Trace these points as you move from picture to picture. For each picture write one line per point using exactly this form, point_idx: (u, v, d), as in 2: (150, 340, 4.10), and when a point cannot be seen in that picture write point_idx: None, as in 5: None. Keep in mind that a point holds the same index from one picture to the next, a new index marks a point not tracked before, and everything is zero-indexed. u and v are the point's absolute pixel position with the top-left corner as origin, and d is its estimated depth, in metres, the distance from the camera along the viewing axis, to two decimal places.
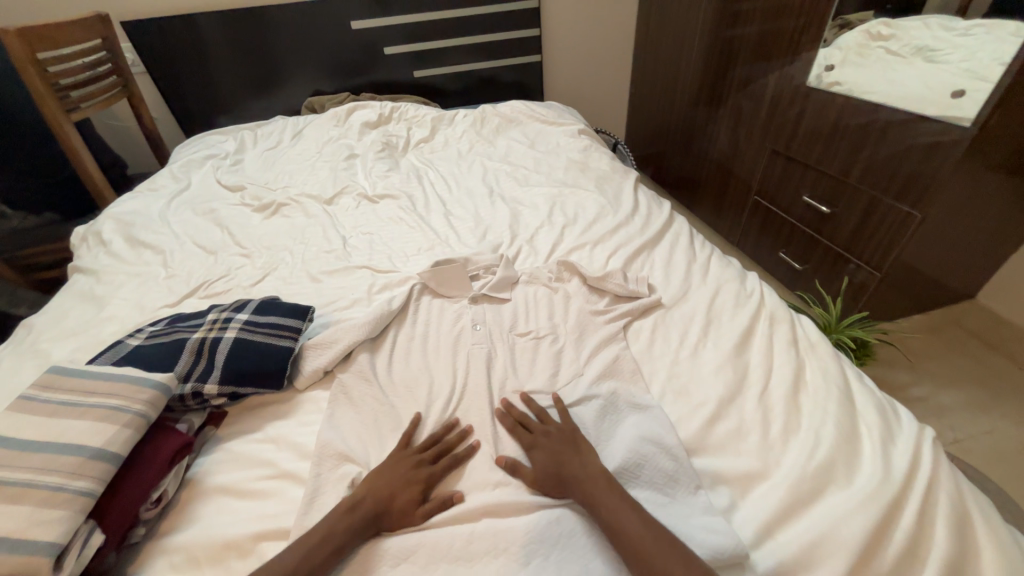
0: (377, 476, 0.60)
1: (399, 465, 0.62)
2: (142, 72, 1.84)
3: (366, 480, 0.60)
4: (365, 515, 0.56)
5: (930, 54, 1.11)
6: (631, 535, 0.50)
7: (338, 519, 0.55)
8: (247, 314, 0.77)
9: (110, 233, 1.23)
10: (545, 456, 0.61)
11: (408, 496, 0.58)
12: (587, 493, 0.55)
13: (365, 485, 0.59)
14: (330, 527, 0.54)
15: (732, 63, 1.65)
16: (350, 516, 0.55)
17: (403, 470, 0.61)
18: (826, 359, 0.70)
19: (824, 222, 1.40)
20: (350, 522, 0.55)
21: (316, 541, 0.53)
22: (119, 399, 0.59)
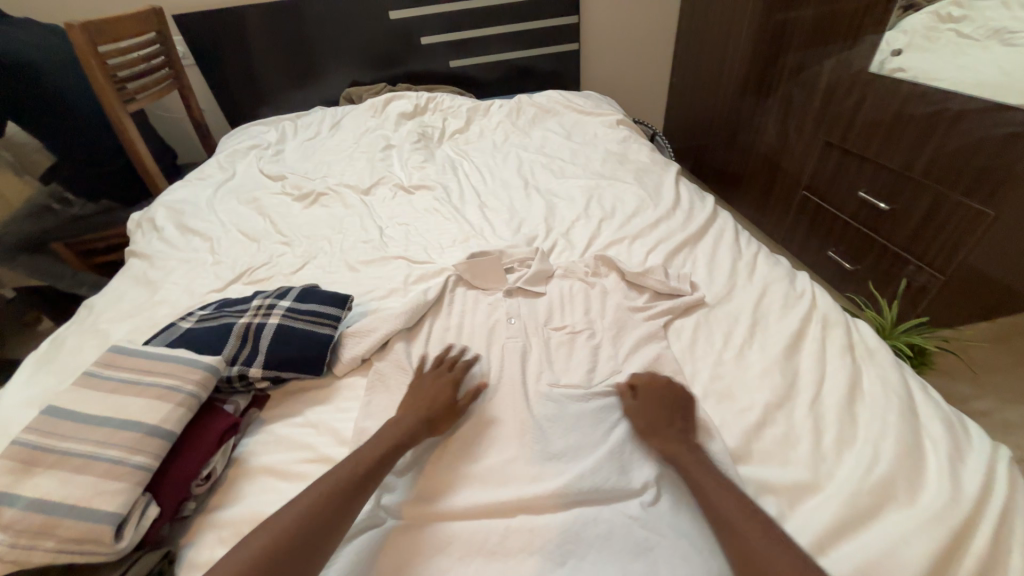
0: (413, 396, 0.68)
1: (429, 385, 0.70)
2: (192, 64, 1.92)
3: (402, 406, 0.67)
4: (418, 423, 0.63)
5: (1009, 35, 1.02)
6: (703, 487, 0.53)
7: (391, 431, 0.62)
8: (289, 301, 0.79)
9: (162, 220, 1.29)
10: (651, 404, 0.64)
11: (446, 407, 0.66)
12: (667, 450, 0.58)
13: (402, 411, 0.66)
14: (389, 434, 0.61)
15: (784, 48, 1.55)
16: (404, 421, 0.63)
17: (433, 385, 0.69)
18: (886, 368, 0.66)
19: (881, 219, 1.31)
20: (403, 426, 0.63)
21: (379, 443, 0.60)
22: (173, 379, 0.61)
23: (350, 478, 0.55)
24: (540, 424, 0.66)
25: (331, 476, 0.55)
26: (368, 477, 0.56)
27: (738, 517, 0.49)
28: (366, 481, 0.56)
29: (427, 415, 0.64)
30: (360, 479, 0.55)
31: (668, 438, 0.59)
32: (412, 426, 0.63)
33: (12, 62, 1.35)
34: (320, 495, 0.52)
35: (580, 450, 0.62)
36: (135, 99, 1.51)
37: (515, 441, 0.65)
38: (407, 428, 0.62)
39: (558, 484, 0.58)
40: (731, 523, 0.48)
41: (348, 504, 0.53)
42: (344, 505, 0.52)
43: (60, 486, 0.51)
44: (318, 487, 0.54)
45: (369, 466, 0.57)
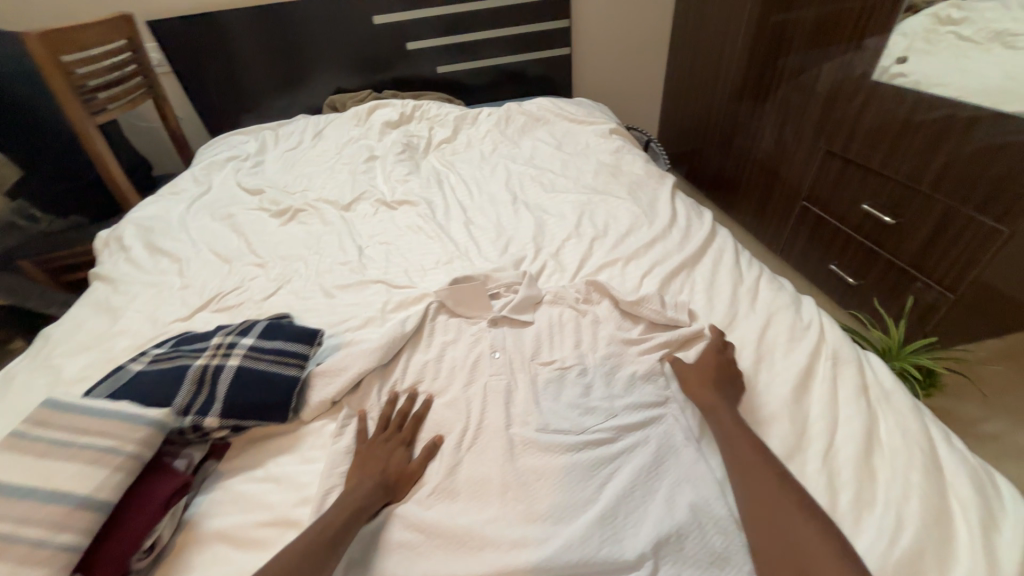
0: (363, 463, 0.63)
1: (379, 447, 0.65)
2: (167, 71, 1.84)
3: (351, 474, 0.61)
4: (375, 490, 0.59)
5: (1009, 38, 0.94)
6: (728, 433, 0.59)
7: (338, 508, 0.56)
8: (252, 339, 0.72)
9: (130, 239, 1.22)
10: (706, 363, 0.68)
11: (399, 471, 0.62)
12: (706, 407, 0.63)
13: (354, 482, 0.60)
14: (339, 509, 0.56)
15: (782, 52, 1.50)
16: (357, 494, 0.58)
17: (383, 445, 0.65)
18: (905, 414, 0.60)
19: (887, 233, 1.26)
20: (355, 499, 0.57)
21: (329, 519, 0.55)
22: (111, 440, 0.54)
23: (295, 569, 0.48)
24: (525, 477, 0.60)
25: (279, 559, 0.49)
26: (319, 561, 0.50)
27: (756, 468, 0.54)
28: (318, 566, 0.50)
29: (384, 481, 0.60)
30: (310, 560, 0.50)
31: (711, 402, 0.63)
32: (363, 499, 0.58)
33: None
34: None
35: (569, 512, 0.56)
36: (105, 110, 1.44)
37: (497, 504, 0.58)
38: (359, 503, 0.57)
39: (540, 553, 0.52)
40: (752, 475, 0.54)
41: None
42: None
43: None
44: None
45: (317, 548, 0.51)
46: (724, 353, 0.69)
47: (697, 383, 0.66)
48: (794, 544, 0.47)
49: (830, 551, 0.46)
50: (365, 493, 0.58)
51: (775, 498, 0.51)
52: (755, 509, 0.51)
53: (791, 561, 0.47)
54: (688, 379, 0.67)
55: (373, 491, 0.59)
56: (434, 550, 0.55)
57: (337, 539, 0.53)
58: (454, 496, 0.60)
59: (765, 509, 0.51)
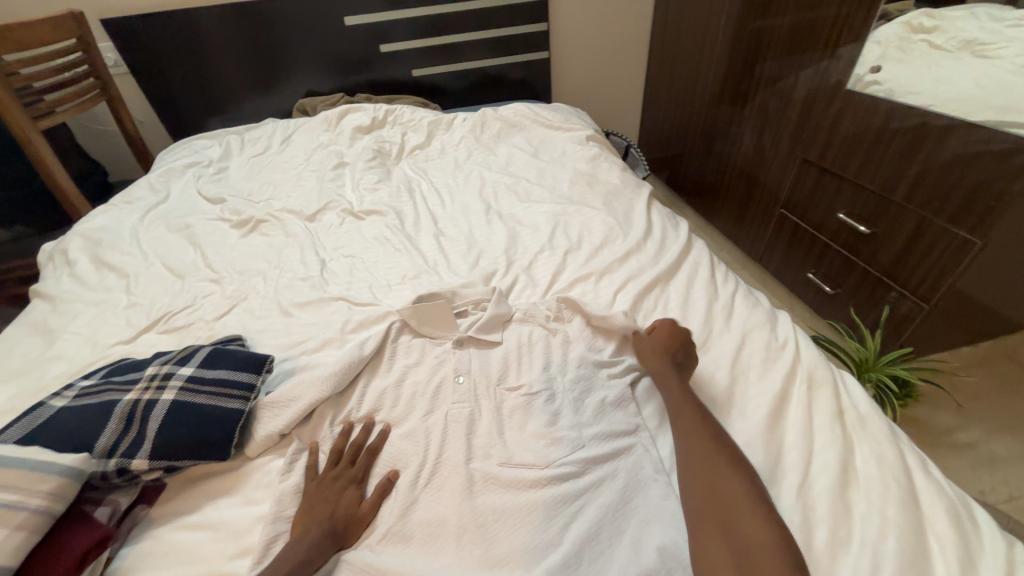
0: (308, 508, 0.57)
1: (328, 488, 0.60)
2: (125, 72, 1.75)
3: (297, 521, 0.56)
4: (322, 539, 0.54)
5: (979, 47, 0.97)
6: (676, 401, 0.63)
7: (278, 563, 0.51)
8: (192, 368, 0.66)
9: (76, 252, 1.14)
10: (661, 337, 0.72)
11: (348, 515, 0.57)
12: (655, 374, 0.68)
13: (299, 532, 0.55)
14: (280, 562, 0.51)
15: (759, 58, 1.49)
16: (301, 544, 0.53)
17: (331, 484, 0.60)
18: (881, 441, 0.58)
19: (862, 241, 1.25)
20: (300, 548, 0.53)
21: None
22: (12, 494, 0.48)
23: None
24: (484, 517, 0.56)
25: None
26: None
27: (695, 429, 0.58)
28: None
29: (333, 523, 0.56)
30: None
31: (674, 396, 0.63)
32: (309, 548, 0.53)
33: None
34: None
35: (531, 557, 0.52)
36: (53, 114, 1.36)
37: (453, 552, 0.53)
38: (303, 555, 0.52)
39: None
40: (688, 434, 0.58)
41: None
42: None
43: None
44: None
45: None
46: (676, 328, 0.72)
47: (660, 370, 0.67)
48: (721, 496, 0.51)
49: (752, 504, 0.50)
50: (310, 542, 0.53)
51: (711, 457, 0.55)
52: (687, 466, 0.55)
53: (719, 518, 0.50)
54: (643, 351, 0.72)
55: (320, 537, 0.54)
56: None
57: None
58: (408, 540, 0.56)
59: (698, 466, 0.54)
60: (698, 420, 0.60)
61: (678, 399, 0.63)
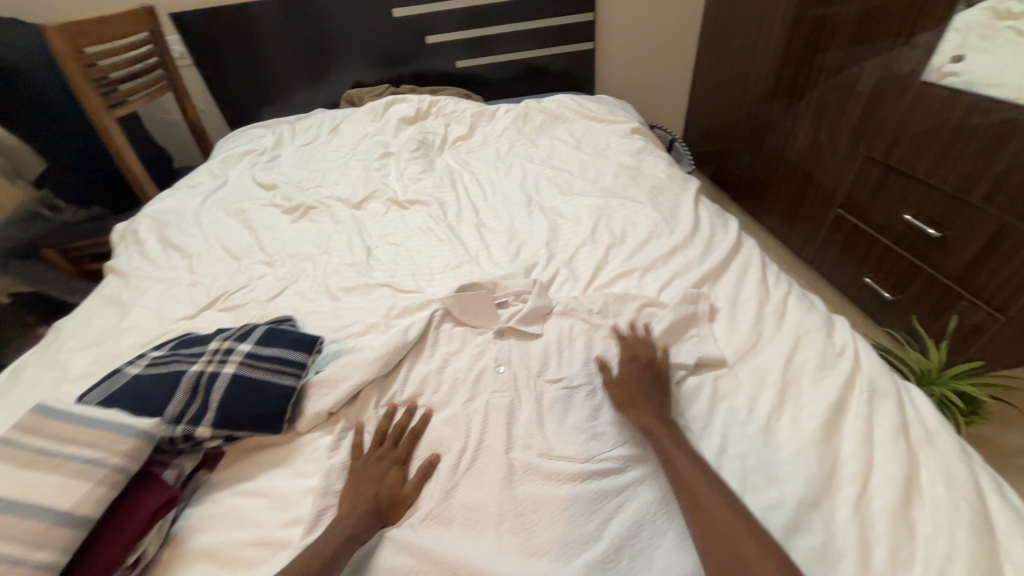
0: (357, 484, 0.60)
1: (377, 466, 0.62)
2: (189, 64, 1.85)
3: (344, 496, 0.59)
4: (368, 515, 0.56)
5: None
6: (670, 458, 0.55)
7: (330, 535, 0.53)
8: (250, 345, 0.70)
9: (145, 233, 1.22)
10: (633, 381, 0.65)
11: (392, 494, 0.59)
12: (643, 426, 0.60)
13: (350, 504, 0.57)
14: (335, 532, 0.54)
15: (821, 47, 1.40)
16: (351, 516, 0.56)
17: (379, 462, 0.62)
18: (951, 459, 0.54)
19: (929, 246, 1.17)
20: (352, 520, 0.55)
21: (320, 546, 0.52)
22: (96, 451, 0.52)
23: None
24: (525, 505, 0.56)
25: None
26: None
27: (712, 506, 0.50)
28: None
29: (383, 497, 0.58)
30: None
31: (671, 452, 0.56)
32: (360, 520, 0.55)
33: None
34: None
35: (573, 547, 0.52)
36: (126, 103, 1.45)
37: (495, 536, 0.54)
38: (353, 528, 0.54)
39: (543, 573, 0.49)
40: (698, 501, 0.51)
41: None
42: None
43: None
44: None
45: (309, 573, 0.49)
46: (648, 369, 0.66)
47: (647, 407, 0.61)
48: None
49: None
50: (359, 516, 0.56)
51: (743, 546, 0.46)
52: (708, 542, 0.48)
53: None
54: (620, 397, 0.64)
55: (371, 510, 0.56)
56: None
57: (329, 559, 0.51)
58: (448, 523, 0.57)
59: (721, 546, 0.47)
60: (709, 483, 0.52)
61: (675, 455, 0.55)
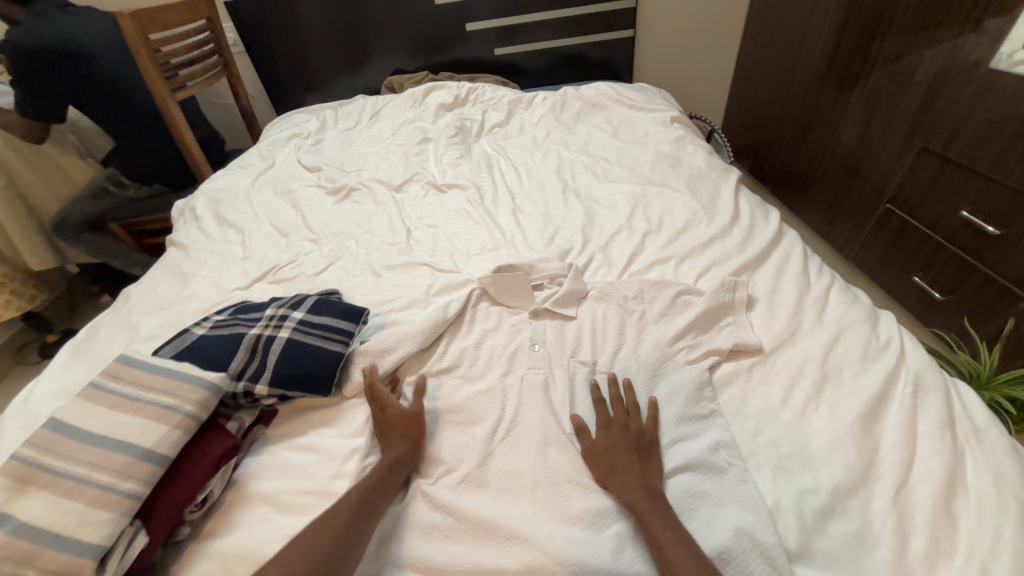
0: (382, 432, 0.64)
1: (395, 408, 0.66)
2: (241, 50, 1.93)
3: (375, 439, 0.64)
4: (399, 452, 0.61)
5: None
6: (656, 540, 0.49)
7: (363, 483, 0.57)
8: (302, 313, 0.75)
9: (202, 209, 1.30)
10: (616, 444, 0.58)
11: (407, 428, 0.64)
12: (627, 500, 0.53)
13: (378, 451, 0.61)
14: (367, 481, 0.58)
15: (878, 34, 1.33)
16: (382, 464, 0.60)
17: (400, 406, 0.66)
18: (999, 456, 0.53)
19: (988, 246, 1.11)
20: (380, 468, 0.59)
21: (359, 493, 0.56)
22: (173, 398, 0.58)
23: (339, 540, 0.51)
24: (558, 476, 0.58)
25: (324, 530, 0.52)
26: (356, 536, 0.52)
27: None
28: (359, 534, 0.52)
29: (406, 445, 0.62)
30: (352, 529, 0.52)
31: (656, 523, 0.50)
32: (388, 470, 0.59)
33: (73, 49, 1.37)
34: (318, 553, 0.49)
35: (602, 519, 0.53)
36: (185, 87, 1.55)
37: (529, 504, 0.57)
38: (384, 473, 0.59)
39: (570, 552, 0.50)
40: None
41: (344, 555, 0.50)
42: (339, 560, 0.49)
43: (48, 511, 0.49)
44: (313, 542, 0.50)
45: (355, 520, 0.53)
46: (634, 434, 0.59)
47: (629, 477, 0.55)
48: None
49: None
50: (388, 464, 0.60)
51: None
52: None
53: None
54: (599, 466, 0.57)
55: (398, 457, 0.61)
56: (461, 535, 0.55)
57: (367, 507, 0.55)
58: (484, 486, 0.60)
59: None
60: (699, 567, 0.46)
61: (659, 527, 0.50)
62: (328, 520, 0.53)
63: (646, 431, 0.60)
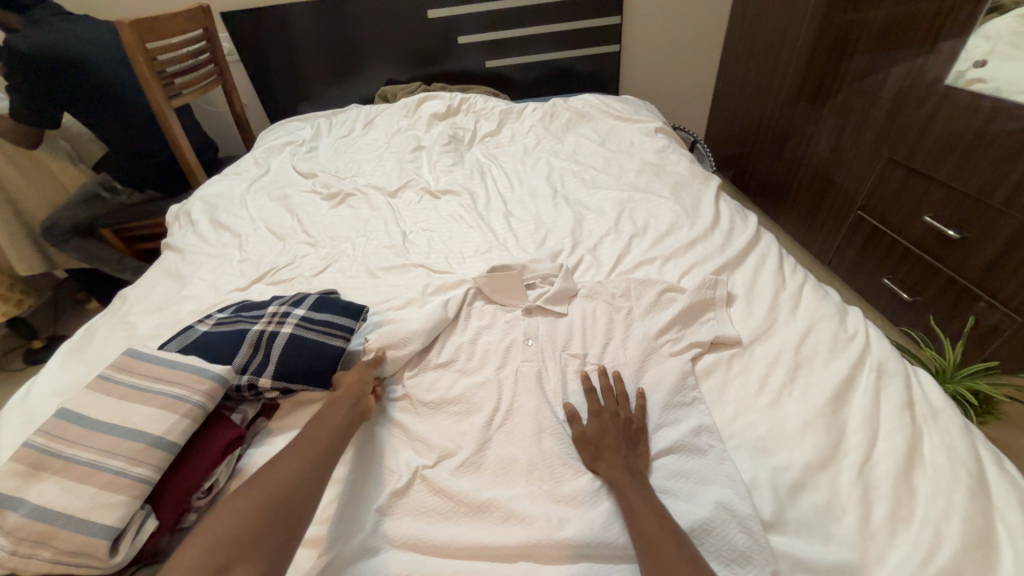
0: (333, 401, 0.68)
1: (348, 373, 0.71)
2: (236, 60, 1.96)
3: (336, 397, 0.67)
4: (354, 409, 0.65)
5: None
6: (632, 508, 0.52)
7: (311, 438, 0.59)
8: (304, 310, 0.78)
9: (197, 213, 1.31)
10: (604, 428, 0.62)
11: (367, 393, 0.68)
12: (610, 477, 0.57)
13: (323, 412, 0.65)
14: (317, 436, 0.60)
15: (846, 53, 1.43)
16: (331, 423, 0.62)
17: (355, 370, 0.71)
18: (953, 433, 0.58)
19: (950, 248, 1.18)
20: (328, 427, 0.61)
21: (312, 447, 0.58)
22: (181, 389, 0.61)
23: (295, 487, 0.53)
24: (551, 460, 0.61)
25: (278, 477, 0.53)
26: (313, 486, 0.54)
27: (662, 537, 0.48)
28: (316, 484, 0.54)
29: (350, 406, 0.65)
30: (309, 477, 0.54)
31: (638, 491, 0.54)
32: (338, 428, 0.62)
33: (65, 54, 1.38)
34: (279, 498, 0.51)
35: (591, 498, 0.57)
36: (181, 94, 1.57)
37: (524, 487, 0.60)
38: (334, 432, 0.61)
39: (561, 531, 0.53)
40: (650, 540, 0.48)
41: (302, 500, 0.52)
42: (299, 506, 0.51)
43: (63, 494, 0.51)
44: (269, 488, 0.51)
45: (311, 469, 0.55)
46: (619, 417, 0.63)
47: (615, 458, 0.58)
48: None
49: None
50: (336, 423, 0.62)
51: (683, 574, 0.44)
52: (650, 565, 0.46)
53: None
54: (588, 448, 0.61)
55: (343, 417, 0.63)
56: (460, 516, 0.58)
57: (324, 459, 0.57)
58: (481, 469, 0.63)
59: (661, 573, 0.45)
60: (666, 529, 0.49)
61: (633, 494, 0.53)
62: (282, 470, 0.54)
63: (634, 419, 0.63)
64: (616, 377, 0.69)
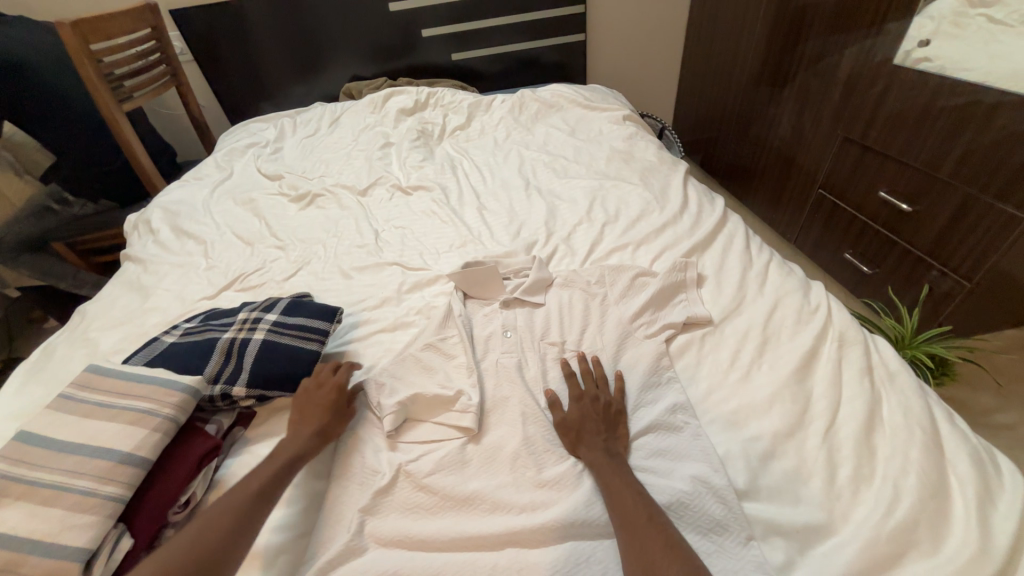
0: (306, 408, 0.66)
1: (317, 392, 0.68)
2: (190, 59, 1.88)
3: (300, 412, 0.66)
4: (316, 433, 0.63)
5: None
6: (609, 484, 0.54)
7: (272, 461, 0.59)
8: (276, 315, 0.77)
9: (157, 222, 1.25)
10: (583, 414, 0.63)
11: (333, 407, 0.66)
12: (591, 463, 0.57)
13: (297, 419, 0.65)
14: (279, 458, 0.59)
15: (802, 36, 1.46)
16: (278, 457, 0.59)
17: (320, 390, 0.68)
18: (908, 394, 0.61)
19: (903, 221, 1.25)
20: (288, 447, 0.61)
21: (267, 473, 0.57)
22: (150, 403, 0.60)
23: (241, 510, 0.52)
24: (533, 446, 0.62)
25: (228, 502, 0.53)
26: (245, 521, 0.52)
27: (639, 517, 0.49)
28: (245, 519, 0.52)
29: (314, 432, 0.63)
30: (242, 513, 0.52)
31: (617, 472, 0.55)
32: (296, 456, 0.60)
33: (8, 61, 1.32)
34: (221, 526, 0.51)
35: (572, 481, 0.58)
36: (132, 98, 1.50)
37: (508, 477, 0.60)
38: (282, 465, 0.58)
39: (547, 516, 0.54)
40: (626, 516, 0.50)
41: (217, 561, 0.48)
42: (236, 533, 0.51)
43: (27, 520, 0.49)
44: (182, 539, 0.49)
45: (239, 511, 0.52)
46: (599, 401, 0.64)
47: (594, 442, 0.59)
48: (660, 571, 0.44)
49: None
50: (288, 455, 0.60)
51: (657, 545, 0.46)
52: (627, 535, 0.49)
53: None
54: (571, 434, 0.62)
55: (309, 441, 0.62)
56: (445, 510, 0.58)
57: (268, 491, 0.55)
58: (464, 463, 0.63)
59: (636, 541, 0.48)
60: (638, 503, 0.51)
61: (614, 479, 0.54)
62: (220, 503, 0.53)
63: (613, 402, 0.65)
64: (595, 362, 0.70)
